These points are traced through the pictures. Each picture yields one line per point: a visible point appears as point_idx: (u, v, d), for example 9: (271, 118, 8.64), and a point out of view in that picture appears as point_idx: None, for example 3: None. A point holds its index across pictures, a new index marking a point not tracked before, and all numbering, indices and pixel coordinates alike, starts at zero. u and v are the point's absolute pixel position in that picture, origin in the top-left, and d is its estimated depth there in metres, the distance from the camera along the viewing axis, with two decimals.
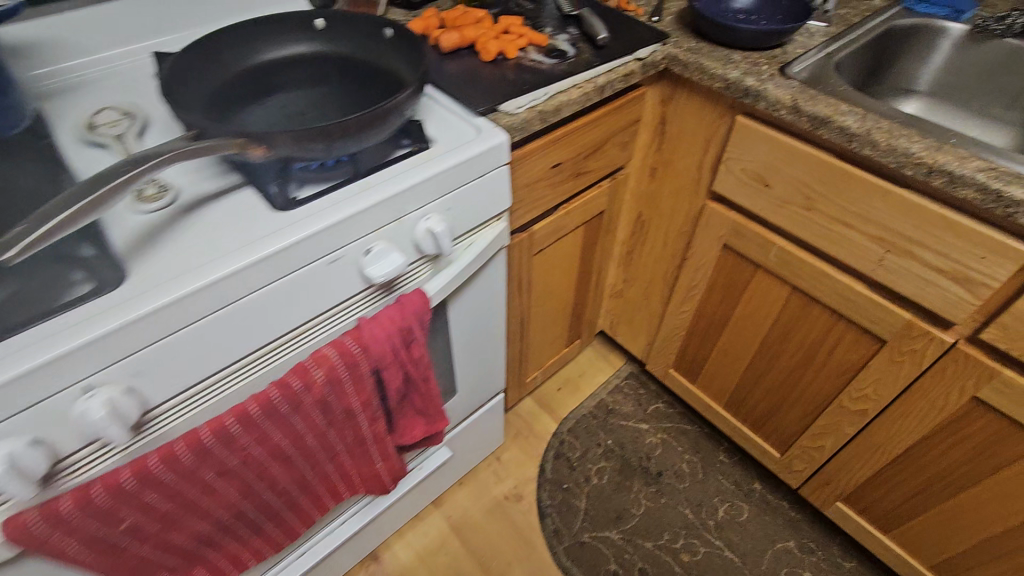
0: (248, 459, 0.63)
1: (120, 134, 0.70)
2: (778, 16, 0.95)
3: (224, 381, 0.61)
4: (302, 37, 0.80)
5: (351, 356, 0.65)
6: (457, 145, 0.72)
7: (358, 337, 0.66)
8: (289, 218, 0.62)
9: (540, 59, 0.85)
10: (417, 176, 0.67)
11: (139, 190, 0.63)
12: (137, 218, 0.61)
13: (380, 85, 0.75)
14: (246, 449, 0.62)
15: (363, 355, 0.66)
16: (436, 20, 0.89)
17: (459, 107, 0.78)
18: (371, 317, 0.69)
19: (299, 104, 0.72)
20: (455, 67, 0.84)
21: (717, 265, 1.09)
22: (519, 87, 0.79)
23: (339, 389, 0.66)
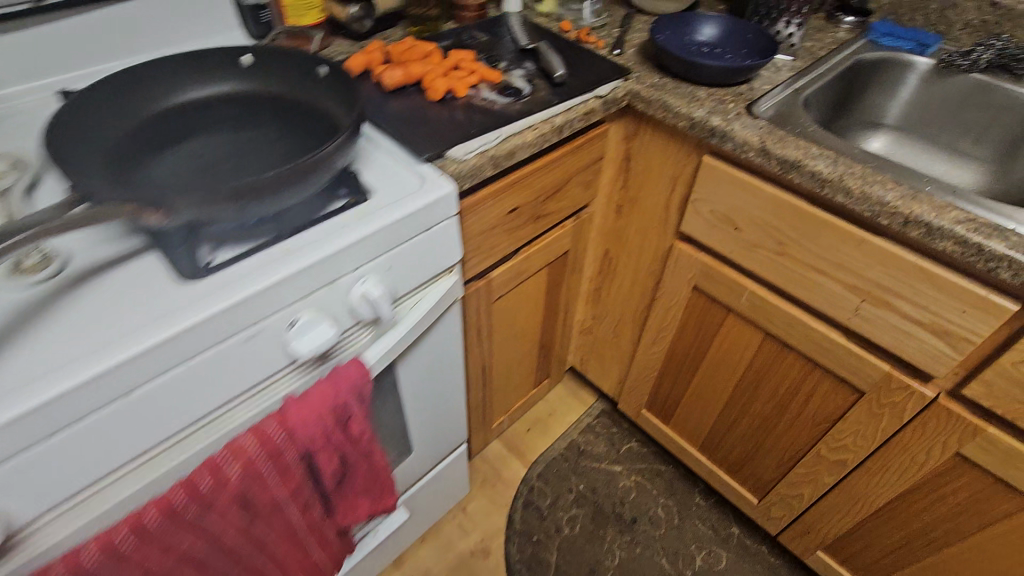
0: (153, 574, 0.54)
1: (5, 189, 0.61)
2: (743, 50, 0.92)
3: (117, 482, 0.52)
4: (225, 75, 0.72)
5: (274, 446, 0.57)
6: (399, 196, 0.65)
7: (283, 422, 0.58)
8: (197, 291, 0.54)
9: (493, 98, 0.78)
10: (349, 236, 0.60)
11: (16, 260, 0.54)
12: (15, 295, 0.53)
13: (312, 129, 0.68)
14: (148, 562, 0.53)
15: (289, 443, 0.58)
16: (380, 54, 0.82)
17: (402, 152, 0.71)
18: (299, 394, 0.61)
19: (218, 151, 0.65)
20: (400, 106, 0.77)
21: (688, 306, 1.03)
22: (470, 129, 0.73)
23: (261, 482, 0.58)
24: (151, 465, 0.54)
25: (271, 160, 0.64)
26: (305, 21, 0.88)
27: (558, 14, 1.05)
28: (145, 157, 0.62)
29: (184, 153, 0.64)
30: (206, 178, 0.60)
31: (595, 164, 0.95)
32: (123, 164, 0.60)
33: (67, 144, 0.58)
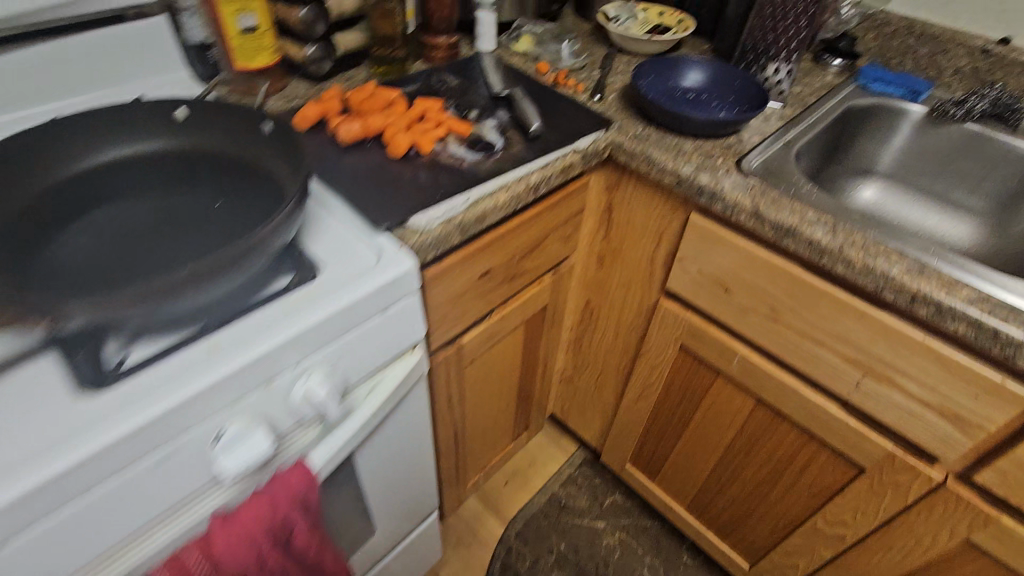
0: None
1: None
2: (730, 98, 0.86)
3: None
4: (156, 132, 0.65)
5: None
6: (350, 275, 0.57)
7: (206, 549, 0.50)
8: (99, 406, 0.45)
9: (462, 153, 0.71)
10: (288, 329, 0.51)
11: None
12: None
13: (252, 196, 0.60)
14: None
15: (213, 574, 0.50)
16: (337, 103, 0.75)
17: (357, 218, 0.63)
18: (229, 511, 0.53)
19: (142, 225, 0.56)
20: (357, 162, 0.69)
21: (674, 366, 0.97)
22: (434, 191, 0.65)
23: None
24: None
25: (201, 236, 0.56)
26: (254, 64, 0.79)
27: (534, 54, 0.99)
28: (52, 235, 0.54)
29: (99, 228, 0.56)
30: (122, 261, 0.52)
31: (574, 217, 0.88)
32: (24, 247, 0.52)
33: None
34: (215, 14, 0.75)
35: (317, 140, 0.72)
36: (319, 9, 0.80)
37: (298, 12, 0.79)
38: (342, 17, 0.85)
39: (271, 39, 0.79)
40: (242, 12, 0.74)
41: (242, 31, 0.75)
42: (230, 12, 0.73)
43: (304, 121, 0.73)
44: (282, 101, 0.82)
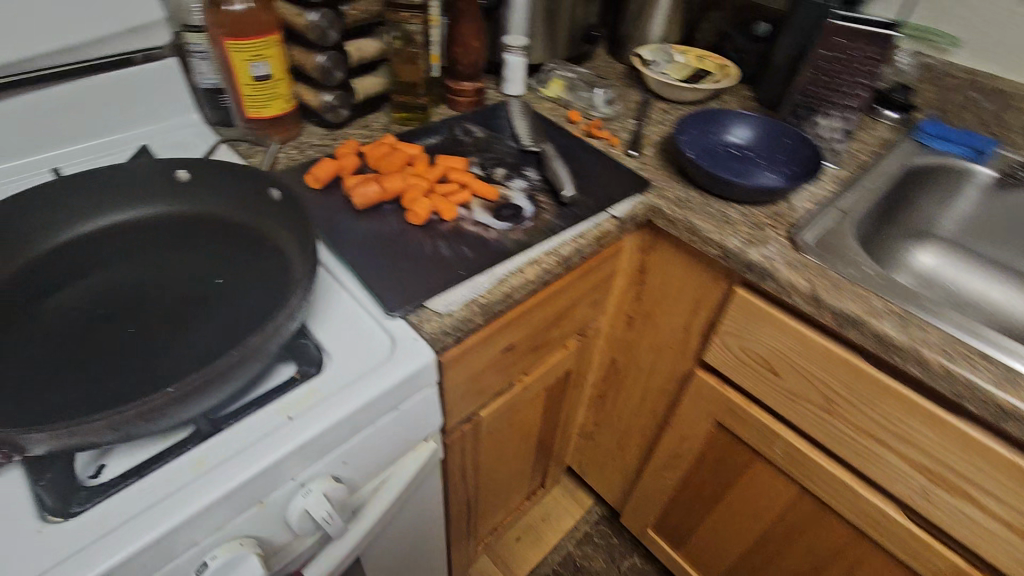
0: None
1: None
2: (778, 157, 0.80)
3: None
4: (156, 195, 0.59)
5: None
6: (359, 370, 0.51)
7: None
8: (59, 538, 0.39)
9: (488, 220, 0.65)
10: (287, 440, 0.45)
11: None
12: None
13: (255, 273, 0.54)
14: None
15: None
16: (354, 160, 0.69)
17: (369, 298, 0.56)
18: None
19: (131, 306, 0.50)
20: (374, 228, 0.63)
21: (708, 441, 0.89)
22: (457, 268, 0.59)
23: None
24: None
25: (194, 321, 0.50)
26: (266, 113, 0.74)
27: (565, 101, 0.93)
28: (29, 319, 0.48)
29: (80, 309, 0.50)
30: (102, 354, 0.46)
31: (604, 281, 0.81)
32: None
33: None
34: (226, 61, 0.69)
35: (330, 200, 0.66)
36: (337, 57, 0.75)
37: (316, 59, 0.73)
38: (363, 63, 0.80)
39: (286, 87, 0.74)
40: (256, 60, 0.69)
41: (255, 80, 0.71)
42: (242, 59, 0.69)
43: (316, 180, 0.67)
44: (294, 152, 0.77)
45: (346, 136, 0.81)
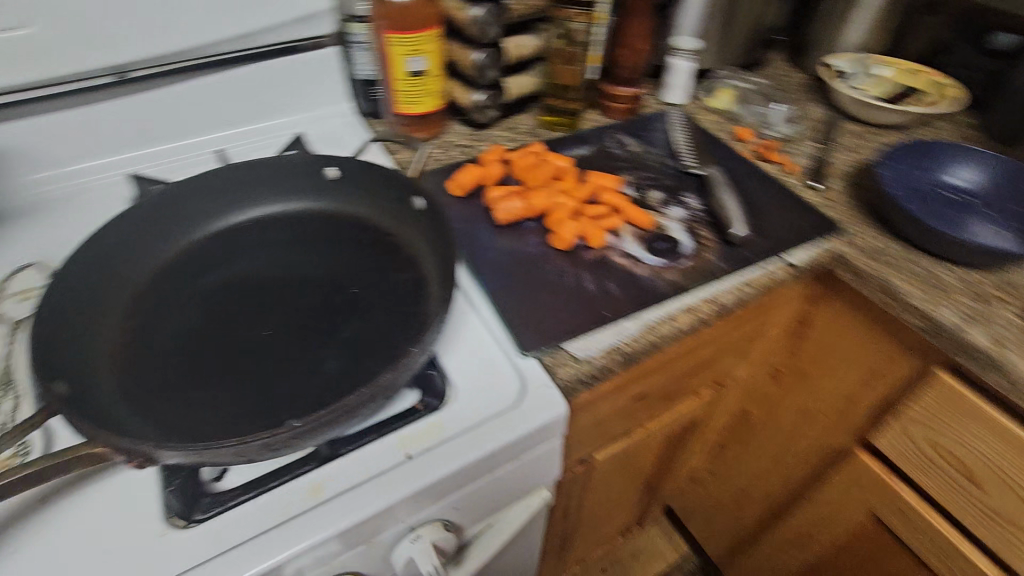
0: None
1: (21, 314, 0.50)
2: (1016, 208, 0.63)
3: None
4: (305, 191, 0.59)
5: None
6: (484, 412, 0.46)
7: None
8: (178, 551, 0.38)
9: (639, 253, 0.57)
10: (404, 484, 0.42)
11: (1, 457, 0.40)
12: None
13: (391, 288, 0.52)
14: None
15: None
16: (500, 169, 0.65)
17: (501, 328, 0.52)
18: None
19: (269, 308, 0.50)
20: (514, 246, 0.58)
21: (855, 532, 0.75)
22: (601, 307, 0.52)
23: None
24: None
25: (327, 333, 0.48)
26: (415, 109, 0.72)
27: (733, 115, 0.82)
28: (177, 307, 0.49)
29: (222, 302, 0.50)
30: (238, 356, 0.46)
31: (757, 333, 0.70)
32: (146, 319, 0.47)
33: (84, 299, 0.46)
34: (384, 54, 0.67)
35: (470, 210, 0.62)
36: (495, 54, 0.70)
37: (474, 56, 0.69)
38: (519, 61, 0.75)
39: (438, 84, 0.71)
40: (413, 55, 0.66)
41: (410, 74, 0.68)
42: (401, 53, 0.66)
43: (459, 188, 0.63)
44: (437, 151, 0.74)
45: (490, 138, 0.77)
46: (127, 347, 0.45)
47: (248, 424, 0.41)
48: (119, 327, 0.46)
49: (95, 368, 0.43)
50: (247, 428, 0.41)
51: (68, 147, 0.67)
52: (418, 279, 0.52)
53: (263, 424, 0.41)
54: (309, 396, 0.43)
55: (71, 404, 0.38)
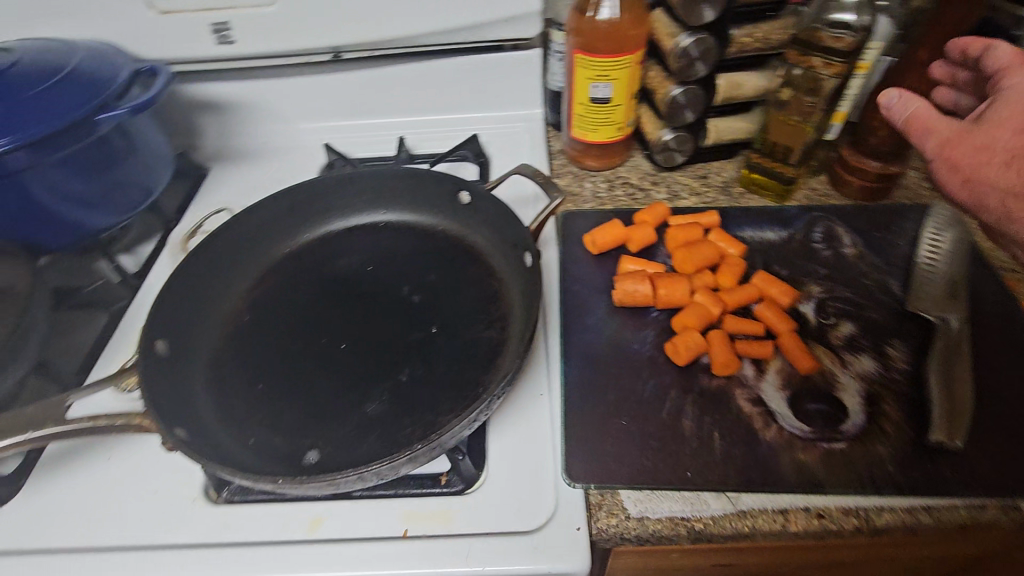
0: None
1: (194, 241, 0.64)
2: None
3: None
4: (441, 207, 0.59)
5: None
6: (497, 523, 0.40)
7: None
8: (196, 521, 0.42)
9: (778, 407, 0.43)
10: (389, 564, 0.39)
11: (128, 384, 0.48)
12: (108, 407, 0.47)
13: (468, 341, 0.48)
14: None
15: None
16: (650, 235, 0.54)
17: (561, 431, 0.44)
18: None
19: (355, 322, 0.51)
20: (623, 335, 0.49)
21: None
22: (686, 462, 0.41)
23: None
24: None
25: (387, 369, 0.47)
26: (590, 137, 0.64)
27: None
28: (294, 291, 0.54)
29: (323, 302, 0.53)
30: (308, 362, 0.48)
31: (964, 561, 0.49)
32: (263, 294, 0.55)
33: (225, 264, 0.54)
34: (570, 75, 0.61)
35: (597, 274, 0.54)
36: (697, 93, 0.58)
37: (671, 90, 0.58)
38: (731, 102, 0.61)
39: (624, 114, 0.62)
40: (599, 80, 0.59)
41: (592, 102, 0.61)
42: (586, 77, 0.59)
43: (592, 245, 0.55)
44: (601, 186, 0.66)
45: (669, 183, 0.65)
46: (238, 319, 0.52)
47: (283, 437, 0.43)
48: (240, 297, 0.54)
49: (213, 326, 0.52)
50: (280, 441, 0.43)
51: (293, 109, 0.77)
52: (498, 342, 0.48)
53: (294, 443, 0.43)
54: (341, 433, 0.43)
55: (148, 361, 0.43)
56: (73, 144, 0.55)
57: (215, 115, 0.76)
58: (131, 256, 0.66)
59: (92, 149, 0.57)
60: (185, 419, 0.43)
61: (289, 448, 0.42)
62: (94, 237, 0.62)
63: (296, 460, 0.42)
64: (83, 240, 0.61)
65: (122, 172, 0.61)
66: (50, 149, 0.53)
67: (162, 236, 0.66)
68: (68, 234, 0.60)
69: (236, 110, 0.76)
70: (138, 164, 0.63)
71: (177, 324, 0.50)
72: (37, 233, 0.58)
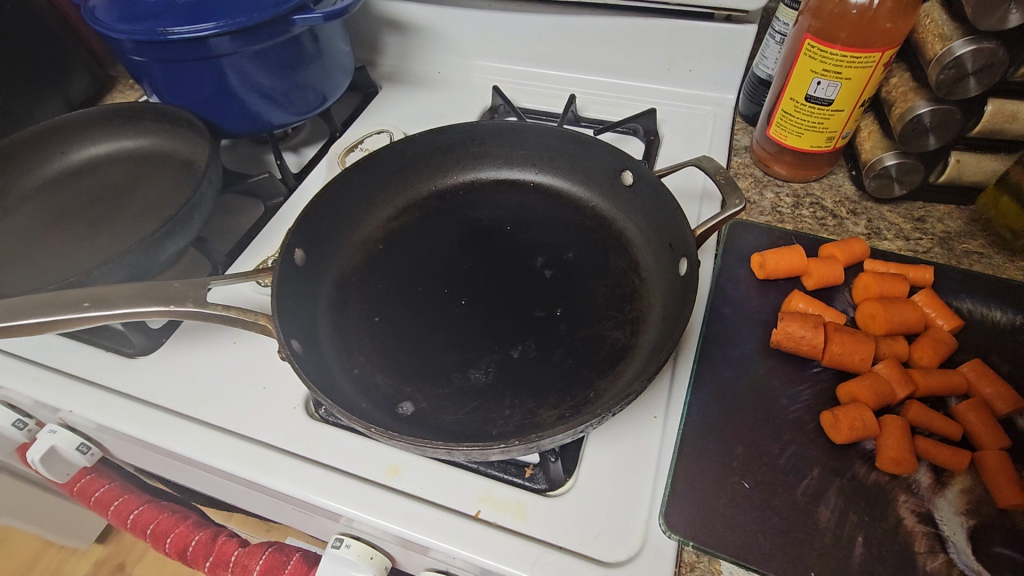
0: (178, 495, 0.67)
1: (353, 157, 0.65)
2: None
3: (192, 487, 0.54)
4: (598, 182, 0.54)
5: None
6: (573, 540, 0.37)
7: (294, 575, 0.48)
8: (293, 428, 0.44)
9: (953, 536, 0.34)
10: (455, 540, 0.38)
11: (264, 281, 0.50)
12: (245, 298, 0.50)
13: (591, 336, 0.44)
14: (172, 486, 0.64)
15: None
16: (837, 275, 0.45)
17: (668, 466, 0.39)
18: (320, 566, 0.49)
19: (481, 282, 0.49)
20: (769, 381, 0.42)
21: None
22: (813, 560, 0.34)
23: None
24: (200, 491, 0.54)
25: (500, 340, 0.44)
26: (789, 141, 0.55)
27: None
28: (429, 233, 0.53)
29: (455, 255, 0.51)
30: (427, 310, 0.47)
31: None
32: (401, 227, 0.54)
33: (372, 187, 0.54)
34: (789, 63, 0.52)
35: (756, 303, 0.46)
36: (953, 116, 0.46)
37: (916, 106, 0.46)
38: (994, 136, 0.48)
39: (843, 123, 0.52)
40: (824, 75, 0.49)
41: (807, 99, 0.51)
42: (809, 69, 0.50)
43: (760, 268, 0.47)
44: (784, 199, 0.57)
45: (871, 217, 0.55)
46: (373, 247, 0.53)
47: (386, 378, 0.43)
48: (379, 225, 0.54)
49: (349, 247, 0.52)
50: (383, 379, 0.43)
51: (471, 43, 0.75)
52: (623, 348, 0.43)
53: (394, 387, 0.42)
54: (442, 392, 0.42)
55: (286, 266, 0.44)
56: (270, 39, 0.57)
57: (399, 35, 0.76)
58: (296, 157, 0.70)
59: (285, 47, 0.59)
60: (306, 331, 0.44)
61: (389, 390, 0.42)
62: (270, 131, 0.66)
63: (392, 405, 0.41)
64: (261, 131, 0.65)
65: (306, 74, 0.63)
66: (248, 40, 0.56)
67: (326, 145, 0.69)
68: (249, 124, 0.63)
69: (419, 33, 0.75)
70: (321, 69, 0.64)
71: (320, 236, 0.50)
72: (224, 118, 0.62)
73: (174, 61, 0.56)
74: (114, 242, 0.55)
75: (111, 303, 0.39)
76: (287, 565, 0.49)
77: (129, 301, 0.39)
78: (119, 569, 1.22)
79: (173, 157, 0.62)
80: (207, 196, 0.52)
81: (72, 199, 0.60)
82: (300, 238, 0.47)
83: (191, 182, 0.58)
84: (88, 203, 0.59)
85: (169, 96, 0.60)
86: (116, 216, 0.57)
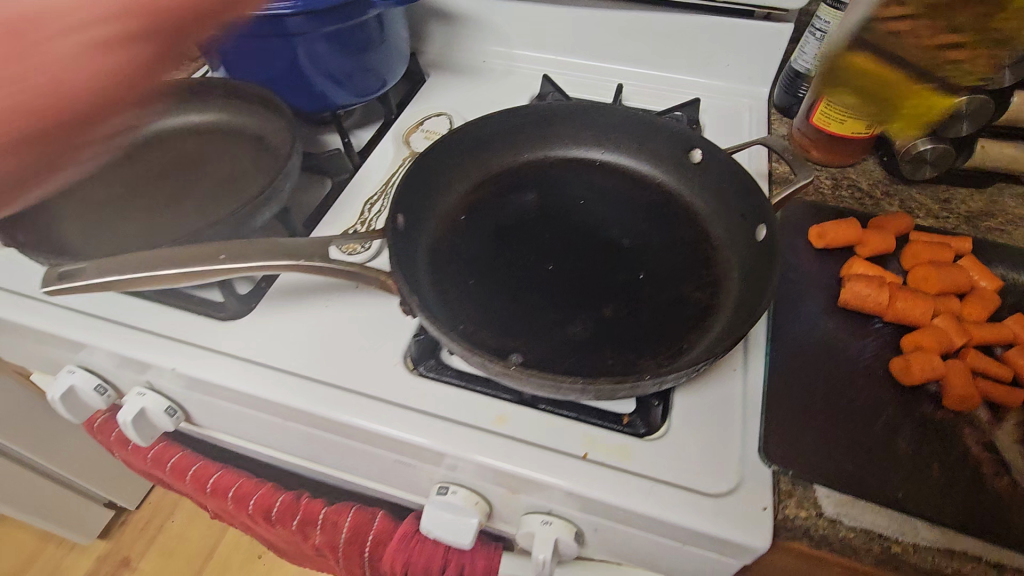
0: None
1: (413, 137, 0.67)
2: None
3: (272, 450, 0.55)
4: (664, 161, 0.58)
5: (358, 535, 0.51)
6: (679, 474, 0.40)
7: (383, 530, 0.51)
8: (397, 383, 0.46)
9: (1013, 460, 0.40)
10: (568, 478, 0.40)
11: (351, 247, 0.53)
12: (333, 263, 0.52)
13: (674, 297, 0.48)
14: None
15: (371, 547, 0.51)
16: (889, 243, 0.50)
17: (756, 410, 0.43)
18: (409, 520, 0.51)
19: (565, 248, 0.52)
20: (837, 335, 0.46)
21: None
22: (898, 482, 0.38)
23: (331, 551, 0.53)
24: (278, 455, 0.56)
25: (592, 300, 0.47)
26: (831, 127, 0.60)
27: None
28: (506, 206, 0.57)
29: (536, 224, 0.54)
30: (519, 273, 0.50)
31: None
32: (479, 200, 0.57)
33: (452, 161, 0.57)
34: None
35: (816, 269, 0.51)
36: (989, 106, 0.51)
37: None
38: (1018, 125, 0.54)
39: None
40: None
41: None
42: None
43: (819, 239, 0.52)
44: (825, 181, 0.62)
45: (903, 198, 0.60)
46: (455, 217, 0.55)
47: (491, 333, 0.45)
48: (458, 197, 0.57)
49: (434, 216, 0.55)
50: (488, 335, 0.45)
51: (517, 35, 0.78)
52: (706, 307, 0.47)
53: (500, 341, 0.45)
54: (545, 345, 0.45)
55: (394, 228, 0.47)
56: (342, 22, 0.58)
57: (447, 25, 0.79)
58: (352, 138, 0.72)
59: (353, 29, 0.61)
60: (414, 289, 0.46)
61: (496, 343, 0.45)
62: (334, 111, 0.68)
63: (500, 356, 0.44)
64: (326, 111, 0.67)
65: (372, 56, 0.65)
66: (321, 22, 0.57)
67: (383, 126, 0.71)
68: (316, 102, 0.65)
69: (467, 24, 0.78)
70: (386, 52, 0.67)
71: (412, 205, 0.53)
72: (293, 96, 0.64)
73: (253, 38, 0.58)
74: (194, 210, 0.56)
75: (239, 256, 0.41)
76: (374, 523, 0.51)
77: (255, 255, 0.41)
78: (124, 565, 1.18)
79: (243, 133, 0.63)
80: (294, 167, 0.54)
81: (144, 170, 0.61)
82: (400, 205, 0.50)
83: (267, 156, 0.60)
84: (160, 174, 0.60)
85: (244, 72, 0.62)
86: (192, 187, 0.58)
